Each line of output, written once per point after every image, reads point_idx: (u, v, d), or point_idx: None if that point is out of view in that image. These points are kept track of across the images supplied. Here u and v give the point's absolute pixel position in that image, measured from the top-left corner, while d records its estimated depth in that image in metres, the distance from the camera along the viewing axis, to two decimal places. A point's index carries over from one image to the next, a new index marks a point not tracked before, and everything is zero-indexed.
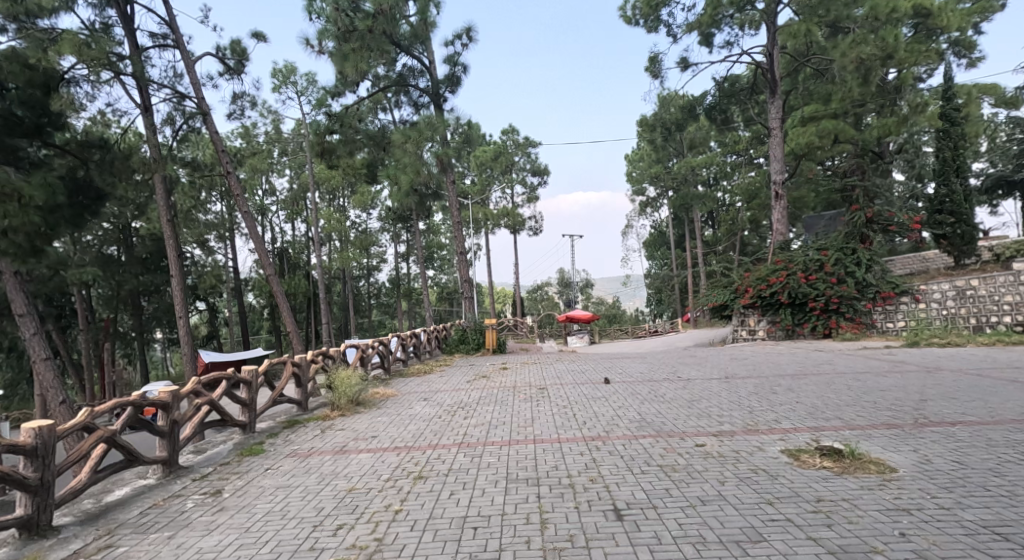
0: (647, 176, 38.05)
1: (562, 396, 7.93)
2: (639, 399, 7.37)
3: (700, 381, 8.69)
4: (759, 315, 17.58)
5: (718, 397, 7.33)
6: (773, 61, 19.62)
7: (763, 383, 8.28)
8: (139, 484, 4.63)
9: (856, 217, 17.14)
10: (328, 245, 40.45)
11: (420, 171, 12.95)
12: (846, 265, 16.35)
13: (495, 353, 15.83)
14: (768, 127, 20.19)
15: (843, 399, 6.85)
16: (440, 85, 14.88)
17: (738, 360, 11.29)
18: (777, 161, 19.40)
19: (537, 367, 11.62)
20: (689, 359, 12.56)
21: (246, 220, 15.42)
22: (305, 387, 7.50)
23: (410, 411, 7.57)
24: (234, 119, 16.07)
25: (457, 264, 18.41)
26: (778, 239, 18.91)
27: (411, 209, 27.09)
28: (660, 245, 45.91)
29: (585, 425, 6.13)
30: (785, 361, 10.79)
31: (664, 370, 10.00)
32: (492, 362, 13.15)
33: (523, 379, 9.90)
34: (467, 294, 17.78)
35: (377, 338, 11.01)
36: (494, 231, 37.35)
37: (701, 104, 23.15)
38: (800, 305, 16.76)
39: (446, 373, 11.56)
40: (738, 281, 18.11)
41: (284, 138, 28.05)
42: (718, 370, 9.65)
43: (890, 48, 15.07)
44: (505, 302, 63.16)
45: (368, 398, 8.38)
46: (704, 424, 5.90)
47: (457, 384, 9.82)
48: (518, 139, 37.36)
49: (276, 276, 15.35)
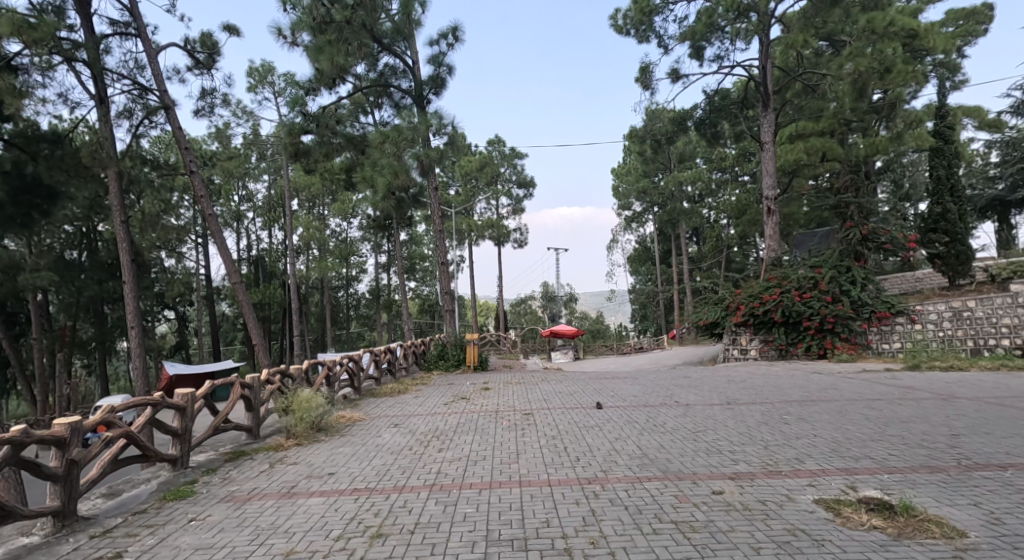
0: (634, 191, 37.49)
1: (550, 424, 7.07)
2: (638, 430, 6.56)
3: (700, 407, 7.91)
4: (751, 334, 16.85)
5: (726, 428, 6.52)
6: (766, 74, 19.16)
7: (770, 411, 7.49)
8: (19, 543, 3.73)
9: (850, 234, 16.55)
10: (306, 254, 39.31)
11: (399, 175, 12.12)
12: (841, 283, 15.79)
13: (476, 370, 14.92)
14: (760, 141, 19.68)
15: (867, 433, 6.07)
16: (423, 86, 14.08)
17: (736, 383, 10.57)
18: (769, 176, 18.86)
19: (520, 388, 10.77)
20: (682, 380, 11.77)
21: (212, 224, 14.33)
22: (257, 412, 6.56)
23: (377, 440, 6.66)
24: (202, 117, 15.08)
25: (439, 276, 17.45)
26: (770, 256, 18.33)
27: (391, 217, 26.23)
28: (645, 261, 45.47)
29: (579, 462, 5.30)
30: (788, 385, 10.06)
31: (659, 394, 9.19)
32: (471, 381, 12.25)
33: (506, 402, 9.03)
34: (448, 307, 16.85)
35: (347, 353, 10.14)
36: (477, 243, 36.57)
37: (691, 117, 22.69)
38: (794, 324, 16.11)
39: (421, 393, 10.65)
40: (730, 298, 17.40)
41: (262, 142, 27.13)
42: (717, 395, 8.90)
43: (888, 64, 14.08)
44: (487, 316, 62.24)
45: (331, 423, 7.47)
46: (716, 463, 5.11)
47: (433, 407, 8.91)
48: (503, 149, 36.76)
49: (242, 284, 14.27)
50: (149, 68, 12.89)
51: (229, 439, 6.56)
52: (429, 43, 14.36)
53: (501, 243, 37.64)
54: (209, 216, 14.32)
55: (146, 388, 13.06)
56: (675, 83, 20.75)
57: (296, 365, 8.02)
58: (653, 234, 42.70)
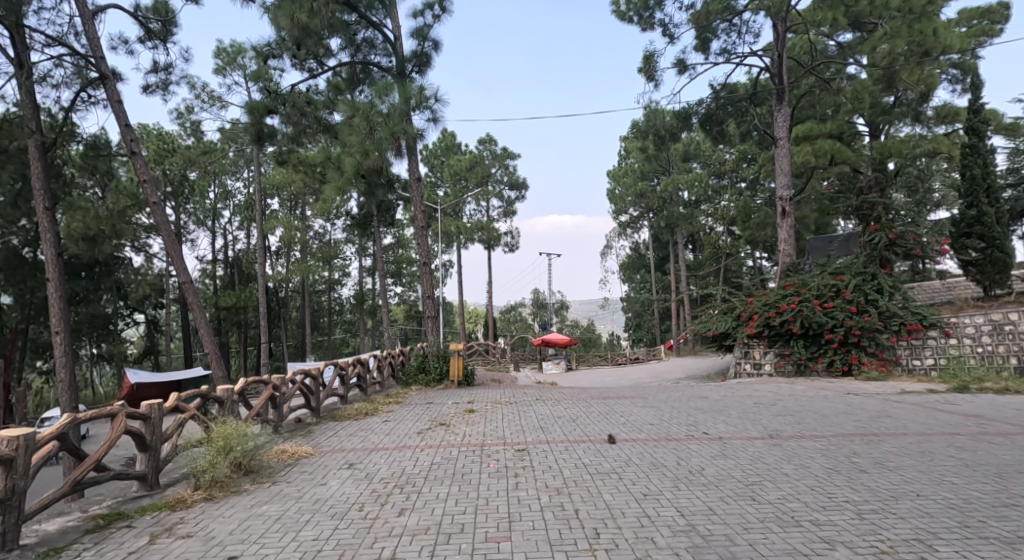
0: (631, 194, 35.88)
1: (550, 468, 5.42)
2: (670, 481, 4.95)
3: (739, 443, 6.33)
4: (766, 347, 15.23)
5: (789, 481, 4.88)
6: (784, 62, 17.04)
7: (833, 451, 5.87)
8: None
9: (873, 237, 14.97)
10: (286, 256, 37.42)
11: (370, 154, 10.21)
12: (866, 292, 14.31)
13: (461, 385, 13.19)
14: (774, 135, 17.72)
15: (988, 492, 4.44)
16: (405, 62, 12.45)
17: (765, 407, 8.97)
18: (783, 174, 17.30)
19: (512, 410, 9.10)
20: (700, 401, 10.14)
21: (157, 215, 11.98)
22: (154, 453, 4.95)
23: (318, 492, 4.97)
24: (152, 94, 13.41)
25: (422, 278, 15.57)
26: (785, 262, 16.80)
27: (372, 214, 24.56)
28: (639, 268, 44.04)
29: (599, 544, 3.70)
30: (830, 411, 8.48)
31: (682, 423, 7.55)
32: (455, 400, 10.52)
33: (495, 431, 7.32)
34: (430, 313, 15.03)
35: (304, 367, 8.47)
36: (466, 246, 34.86)
37: (696, 113, 21.30)
38: (814, 337, 14.55)
39: (392, 416, 8.92)
40: (742, 307, 15.82)
41: (235, 135, 25.45)
42: (753, 426, 7.30)
43: (927, 45, 12.41)
44: (476, 324, 60.39)
45: (263, 460, 5.78)
46: (802, 548, 3.50)
47: (403, 437, 7.20)
48: (495, 149, 35.21)
49: (193, 285, 12.43)
50: (83, 33, 11.28)
51: (116, 492, 4.89)
52: (413, 14, 12.79)
53: (491, 247, 36.07)
54: (152, 205, 11.92)
55: (73, 400, 11.08)
56: (680, 73, 19.37)
57: (227, 386, 6.31)
58: (648, 240, 41.27)
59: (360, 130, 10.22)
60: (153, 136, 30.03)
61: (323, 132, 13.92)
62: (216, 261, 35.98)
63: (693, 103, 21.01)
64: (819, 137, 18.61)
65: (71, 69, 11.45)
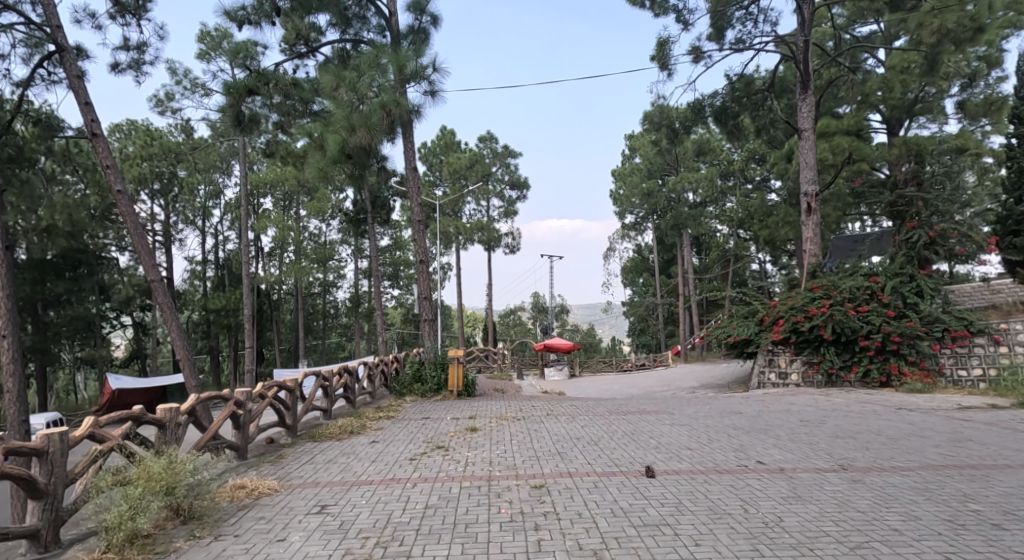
0: (637, 194, 34.51)
1: (581, 517, 4.21)
2: (745, 541, 3.71)
3: (811, 480, 5.09)
4: (792, 355, 14.01)
5: (909, 544, 3.63)
6: (807, 47, 15.82)
7: (939, 493, 4.63)
8: None
9: (911, 235, 13.70)
10: (279, 256, 36.17)
11: (357, 130, 9.04)
12: (904, 294, 13.15)
13: (460, 395, 11.94)
14: (799, 127, 16.42)
15: None
16: (400, 38, 11.19)
17: (817, 427, 7.71)
18: (808, 168, 16.01)
19: (520, 429, 7.82)
20: (733, 416, 8.88)
21: (121, 206, 10.56)
22: (51, 502, 3.74)
23: (273, 554, 3.72)
24: (122, 73, 12.07)
25: (418, 277, 14.26)
26: (810, 262, 15.57)
27: (367, 211, 23.34)
28: (643, 271, 42.89)
29: None
30: (896, 432, 7.21)
31: (729, 450, 6.31)
32: (456, 415, 9.26)
33: (506, 459, 6.03)
34: (427, 317, 13.76)
35: (277, 380, 7.16)
36: (466, 248, 33.69)
37: (710, 106, 20.13)
38: (847, 343, 13.34)
39: (380, 435, 7.62)
40: (765, 312, 14.63)
41: (223, 131, 24.24)
42: (817, 454, 6.05)
43: (982, 19, 11.16)
44: (474, 327, 59.13)
45: (210, 502, 4.52)
46: None
47: (392, 465, 5.94)
48: (495, 147, 34.00)
49: (163, 283, 11.06)
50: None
51: None
52: None
53: (491, 248, 34.80)
54: (115, 195, 10.53)
55: (21, 415, 9.66)
56: (696, 62, 18.21)
57: (169, 405, 5.01)
58: (652, 242, 40.12)
59: (348, 106, 9.19)
60: (140, 131, 28.98)
61: (310, 118, 12.70)
62: (207, 262, 34.80)
63: (707, 95, 19.84)
64: (837, 133, 17.57)
65: (22, 39, 10.17)
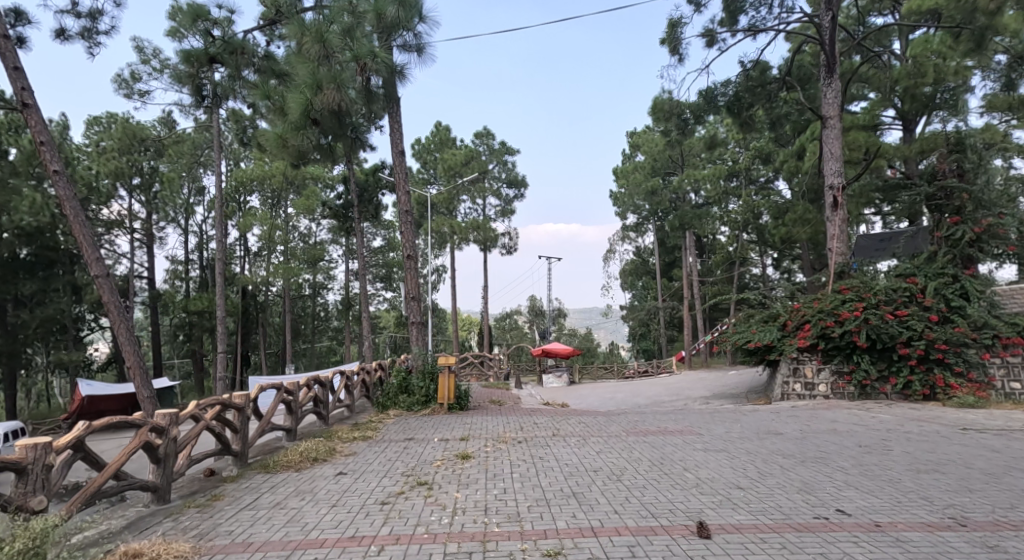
0: (641, 192, 32.54)
1: None
2: None
3: (932, 547, 3.69)
4: (820, 364, 12.58)
5: None
6: (834, 26, 14.45)
7: None
8: None
9: (954, 231, 12.29)
10: (266, 255, 34.72)
11: (324, 88, 8.56)
12: (947, 297, 11.82)
13: (450, 410, 10.49)
14: (823, 114, 15.03)
15: None
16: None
17: (886, 456, 6.29)
18: (834, 160, 14.66)
19: (522, 457, 6.37)
20: (773, 439, 7.43)
21: (57, 189, 9.12)
22: None
23: None
24: (68, 41, 10.49)
25: (405, 275, 12.67)
26: (835, 261, 14.23)
27: (353, 206, 21.90)
28: (643, 274, 41.60)
29: None
30: (988, 465, 5.79)
31: (796, 492, 4.87)
32: (447, 435, 7.82)
33: (507, 505, 4.63)
34: (415, 320, 12.29)
35: (219, 397, 5.76)
36: (460, 248, 32.27)
37: (721, 95, 18.79)
38: (884, 351, 12.00)
39: (350, 465, 6.16)
40: (789, 315, 13.23)
41: (203, 123, 22.84)
42: (913, 500, 4.63)
43: None
44: (470, 331, 57.59)
45: None
46: None
47: (358, 513, 4.52)
48: (492, 144, 32.68)
49: (108, 280, 9.59)
50: None
51: None
52: None
53: (487, 249, 33.32)
54: (51, 176, 9.09)
55: None
56: (709, 46, 16.91)
57: (35, 441, 3.66)
58: (653, 244, 38.78)
59: (312, 61, 8.68)
60: (119, 124, 27.52)
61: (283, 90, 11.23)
62: (190, 261, 33.33)
63: (719, 84, 18.51)
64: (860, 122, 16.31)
65: None
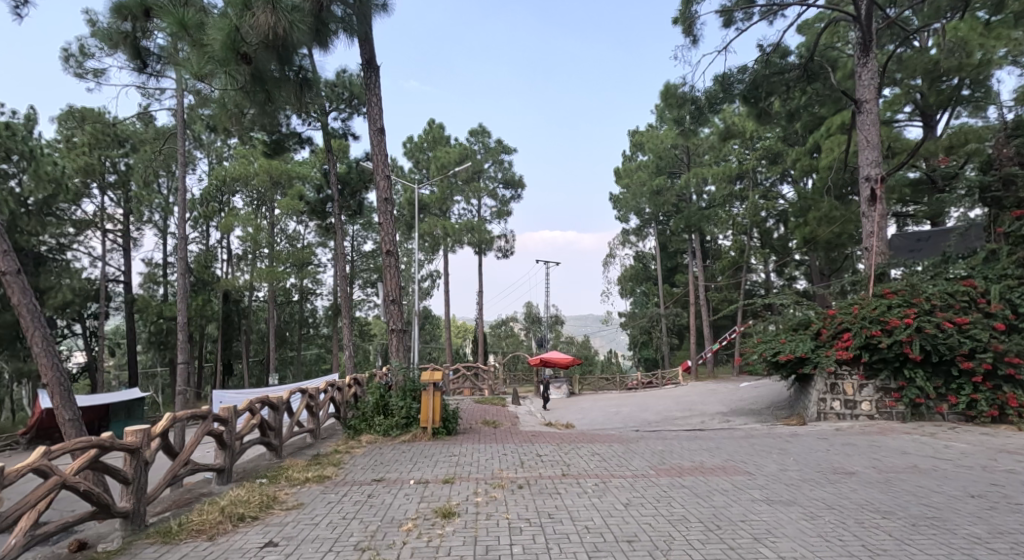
0: (646, 194, 31.63)
1: None
2: None
3: None
4: (862, 379, 10.88)
5: None
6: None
7: None
8: None
9: (1018, 227, 10.69)
10: (248, 258, 32.91)
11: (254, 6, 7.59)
12: (1014, 302, 10.27)
13: (435, 435, 8.74)
14: (858, 97, 13.39)
15: None
16: None
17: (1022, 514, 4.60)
18: (872, 148, 13.08)
19: (525, 516, 4.61)
20: (848, 482, 5.71)
21: None
22: None
23: None
24: None
25: (387, 273, 10.91)
26: (875, 262, 12.63)
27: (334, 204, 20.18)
28: (644, 280, 39.95)
29: None
30: None
31: None
32: (430, 476, 6.07)
33: None
34: (396, 327, 10.57)
35: (97, 439, 4.15)
36: (454, 251, 30.60)
37: (739, 83, 17.15)
38: (940, 365, 10.39)
39: (290, 531, 4.41)
40: (824, 324, 11.51)
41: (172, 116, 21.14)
42: None
43: None
44: (463, 338, 55.76)
45: None
46: None
47: None
48: (488, 142, 31.08)
49: (17, 277, 7.48)
50: None
51: None
52: None
53: (482, 252, 31.69)
54: None
55: None
56: (726, 26, 15.32)
57: None
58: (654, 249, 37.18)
59: None
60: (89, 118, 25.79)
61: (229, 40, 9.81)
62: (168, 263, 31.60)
63: (736, 69, 16.90)
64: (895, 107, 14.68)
65: None
